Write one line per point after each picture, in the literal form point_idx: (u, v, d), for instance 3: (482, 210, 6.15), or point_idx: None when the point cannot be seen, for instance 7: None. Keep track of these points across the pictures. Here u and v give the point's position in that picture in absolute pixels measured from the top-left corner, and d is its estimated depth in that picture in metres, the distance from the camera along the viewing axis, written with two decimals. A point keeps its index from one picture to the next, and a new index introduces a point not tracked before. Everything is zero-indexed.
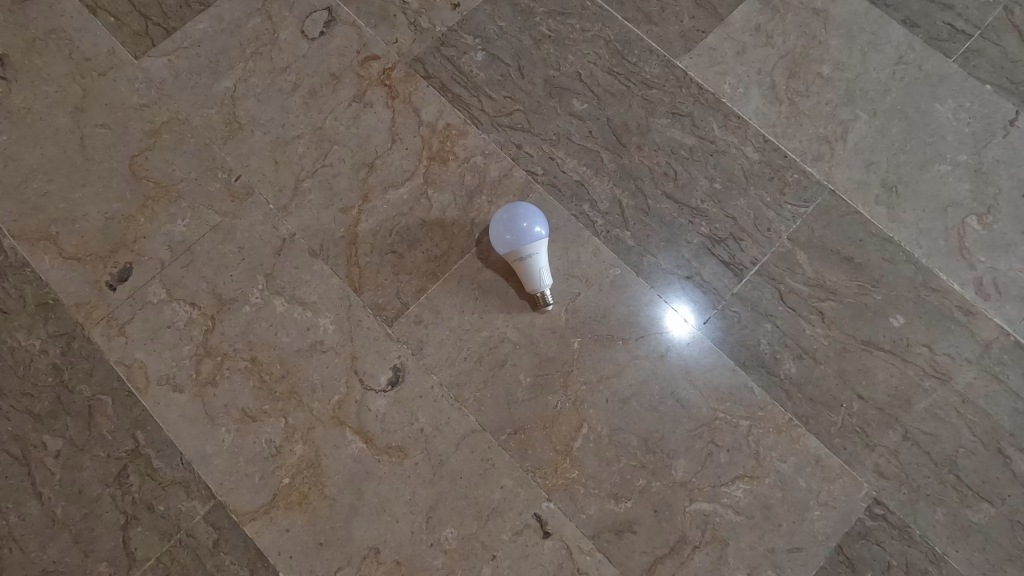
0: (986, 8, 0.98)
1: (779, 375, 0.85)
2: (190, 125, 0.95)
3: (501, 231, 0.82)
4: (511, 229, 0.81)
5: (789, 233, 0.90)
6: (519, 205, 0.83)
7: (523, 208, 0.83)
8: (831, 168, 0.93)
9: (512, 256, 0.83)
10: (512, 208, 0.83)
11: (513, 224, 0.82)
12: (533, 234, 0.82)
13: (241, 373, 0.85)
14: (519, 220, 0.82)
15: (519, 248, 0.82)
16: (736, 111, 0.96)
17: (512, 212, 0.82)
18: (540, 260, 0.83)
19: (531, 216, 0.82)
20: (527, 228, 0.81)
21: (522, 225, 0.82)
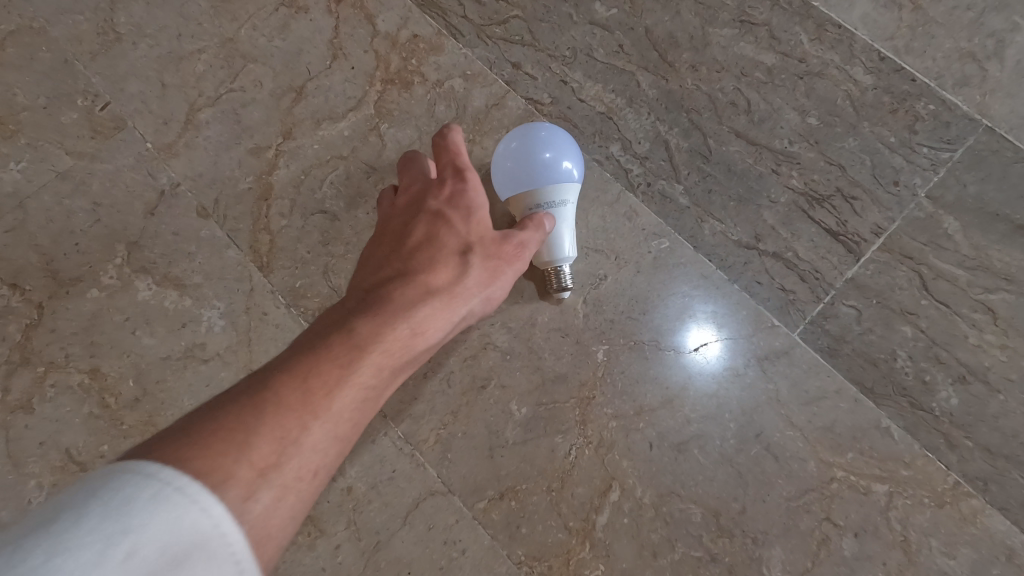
0: None
1: (932, 411, 0.52)
2: (46, 33, 0.66)
3: (508, 165, 0.52)
4: (524, 160, 0.51)
5: (928, 188, 0.59)
6: (539, 124, 0.53)
7: (546, 130, 0.53)
8: (985, 96, 0.61)
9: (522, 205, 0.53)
10: (528, 128, 0.53)
11: (527, 153, 0.52)
12: (557, 171, 0.51)
13: (71, 394, 0.54)
14: (538, 147, 0.52)
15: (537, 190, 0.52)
16: (834, 18, 0.64)
17: (529, 134, 0.52)
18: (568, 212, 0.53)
19: (557, 142, 0.52)
20: (549, 161, 0.51)
21: (543, 155, 0.51)
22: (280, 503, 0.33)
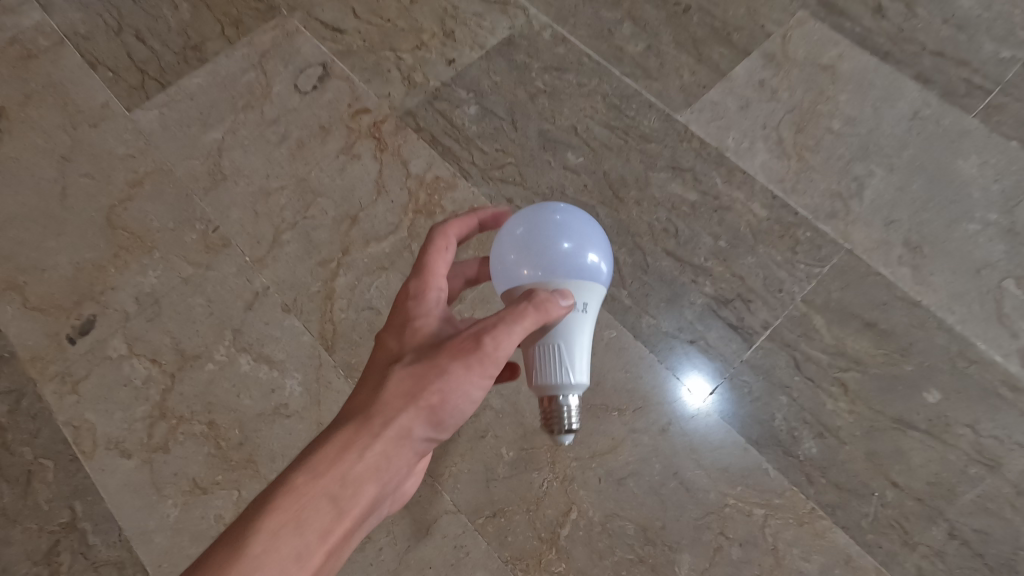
0: (1005, 65, 0.96)
1: (799, 456, 0.74)
2: (173, 174, 0.93)
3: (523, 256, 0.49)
4: (543, 254, 0.48)
5: (804, 294, 0.82)
6: (557, 214, 0.50)
7: (566, 220, 0.50)
8: (847, 225, 0.86)
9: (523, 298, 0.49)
10: (547, 217, 0.50)
11: (546, 241, 0.48)
12: (580, 262, 0.48)
13: (195, 439, 0.77)
14: (558, 237, 0.49)
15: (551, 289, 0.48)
16: (740, 165, 0.90)
17: (545, 224, 0.49)
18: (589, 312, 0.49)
19: (579, 233, 0.49)
20: (570, 252, 0.48)
21: (561, 246, 0.48)
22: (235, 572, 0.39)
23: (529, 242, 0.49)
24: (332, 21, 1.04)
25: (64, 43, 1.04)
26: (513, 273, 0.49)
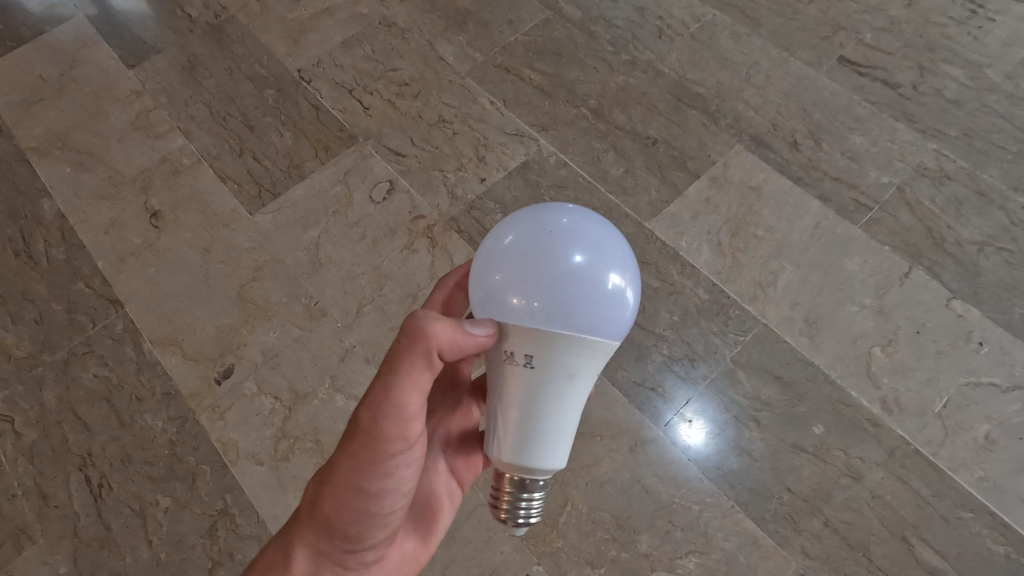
0: (883, 188, 1.32)
1: (724, 469, 1.07)
2: (285, 262, 1.30)
3: (540, 273, 0.55)
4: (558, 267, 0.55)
5: (732, 355, 1.17)
6: (565, 227, 0.57)
7: (574, 236, 0.56)
8: (765, 306, 1.21)
9: (507, 321, 0.57)
10: (558, 234, 0.56)
11: (558, 258, 0.55)
12: (588, 274, 0.55)
13: (306, 452, 1.11)
14: (569, 253, 0.55)
15: (545, 317, 0.55)
16: (690, 261, 1.26)
17: (557, 241, 0.56)
18: (583, 346, 0.57)
19: (587, 247, 0.56)
20: (579, 267, 0.55)
21: (571, 262, 0.55)
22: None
23: (523, 259, 0.56)
24: (396, 149, 1.44)
25: (202, 163, 1.43)
26: (499, 292, 0.57)
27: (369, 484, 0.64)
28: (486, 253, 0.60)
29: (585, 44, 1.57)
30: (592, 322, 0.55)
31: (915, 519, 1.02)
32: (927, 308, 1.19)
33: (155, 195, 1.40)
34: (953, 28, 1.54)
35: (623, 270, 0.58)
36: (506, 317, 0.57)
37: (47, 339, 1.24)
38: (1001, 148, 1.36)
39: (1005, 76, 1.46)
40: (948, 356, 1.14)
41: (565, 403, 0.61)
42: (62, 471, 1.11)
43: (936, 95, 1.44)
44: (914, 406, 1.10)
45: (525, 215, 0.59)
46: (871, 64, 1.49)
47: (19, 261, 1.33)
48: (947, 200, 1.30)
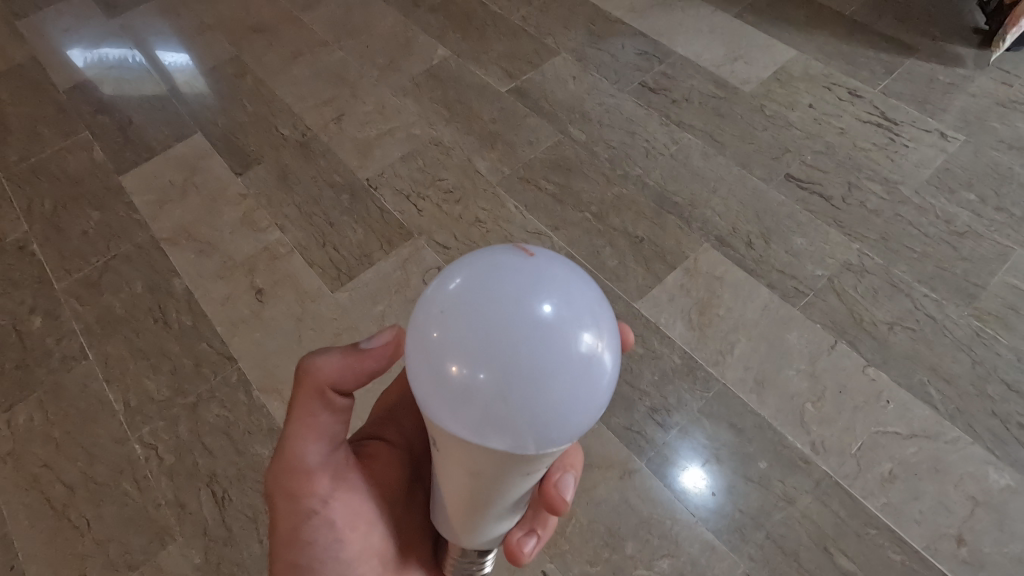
0: (817, 279, 1.72)
1: (690, 493, 1.43)
2: (358, 329, 1.71)
3: (489, 324, 0.51)
4: (509, 320, 0.51)
5: (698, 406, 1.54)
6: (519, 275, 0.54)
7: (531, 283, 0.53)
8: (724, 369, 1.59)
9: (447, 390, 0.53)
10: (510, 280, 0.53)
11: (509, 309, 0.51)
12: (544, 328, 0.51)
13: None
14: (523, 302, 0.51)
15: (487, 381, 0.51)
16: (668, 333, 1.65)
17: (511, 288, 0.52)
18: (539, 413, 0.52)
19: (545, 296, 0.52)
20: (534, 320, 0.51)
21: (523, 314, 0.51)
22: None
23: (472, 315, 0.52)
24: (442, 243, 1.87)
25: (294, 251, 1.87)
26: (438, 356, 0.53)
27: (286, 541, 0.86)
28: (429, 306, 0.57)
29: (588, 161, 2.02)
30: (548, 394, 0.51)
31: (833, 532, 1.37)
32: (848, 373, 1.56)
33: (258, 275, 1.83)
34: (875, 152, 1.98)
35: (598, 327, 0.55)
36: (447, 383, 0.53)
37: (180, 385, 1.65)
38: (909, 249, 1.76)
39: (915, 191, 1.88)
40: (862, 410, 1.51)
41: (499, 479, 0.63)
42: (196, 485, 1.50)
43: (860, 206, 1.86)
44: (834, 448, 1.46)
45: (478, 258, 0.57)
46: (810, 180, 1.93)
47: (157, 325, 1.75)
48: (866, 289, 1.70)
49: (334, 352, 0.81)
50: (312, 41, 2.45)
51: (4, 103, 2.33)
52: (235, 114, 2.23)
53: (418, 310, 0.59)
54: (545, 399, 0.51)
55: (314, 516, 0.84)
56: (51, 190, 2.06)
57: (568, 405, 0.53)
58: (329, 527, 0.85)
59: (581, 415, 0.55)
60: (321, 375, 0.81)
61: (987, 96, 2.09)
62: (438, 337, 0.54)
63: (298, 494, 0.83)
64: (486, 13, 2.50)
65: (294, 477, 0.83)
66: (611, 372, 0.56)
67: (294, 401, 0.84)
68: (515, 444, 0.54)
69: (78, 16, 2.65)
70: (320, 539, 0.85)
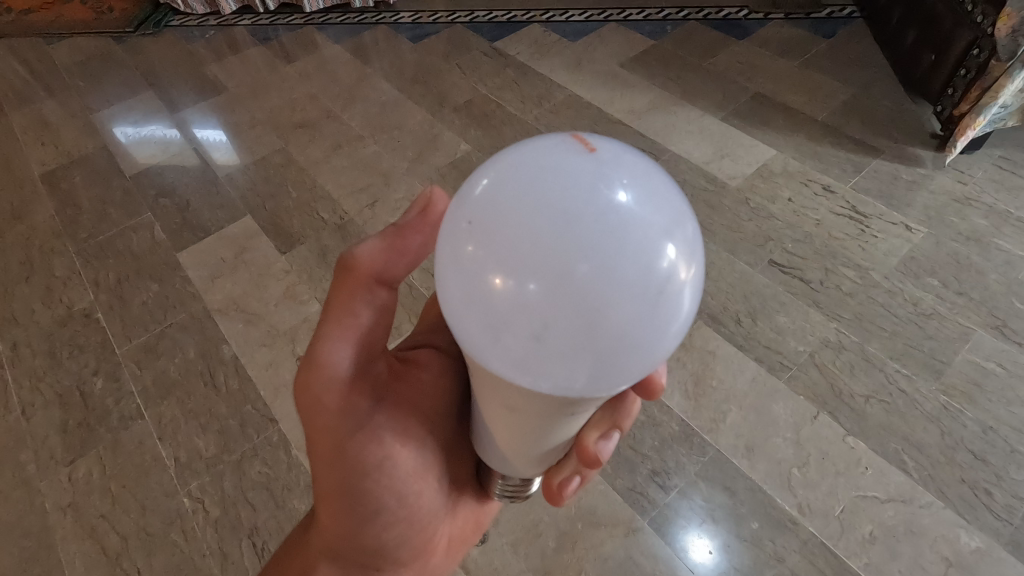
0: (800, 355, 1.93)
1: (690, 551, 1.57)
2: None
3: (546, 235, 0.53)
4: (570, 236, 0.52)
5: (695, 470, 1.70)
6: (578, 185, 0.54)
7: (591, 191, 0.53)
8: (718, 436, 1.76)
9: (496, 303, 0.56)
10: (568, 189, 0.54)
11: (570, 224, 0.52)
12: (609, 242, 0.52)
13: None
14: (583, 216, 0.52)
15: (539, 297, 0.53)
16: (667, 402, 1.84)
17: (569, 198, 0.53)
18: (598, 329, 0.54)
19: (608, 207, 0.53)
20: (598, 234, 0.52)
21: (582, 229, 0.52)
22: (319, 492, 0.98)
23: (523, 229, 0.53)
24: None
25: None
26: (485, 273, 0.56)
27: (332, 461, 0.92)
28: (475, 214, 0.58)
29: None
30: (611, 309, 0.53)
31: None
32: (829, 441, 1.74)
33: (299, 344, 2.04)
34: (848, 241, 2.23)
35: (670, 245, 0.55)
36: (495, 301, 0.56)
37: (226, 443, 1.82)
38: (882, 328, 1.98)
39: (884, 276, 2.12)
40: (843, 476, 1.67)
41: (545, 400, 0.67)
42: (239, 537, 1.65)
43: (836, 289, 2.09)
44: (819, 510, 1.62)
45: (525, 165, 0.58)
46: (791, 265, 2.17)
47: (207, 388, 1.95)
48: (844, 365, 1.90)
49: (372, 249, 0.83)
50: (350, 135, 2.79)
51: (77, 187, 2.64)
52: (281, 200, 2.53)
53: (460, 213, 0.61)
54: (606, 325, 0.54)
55: (360, 433, 0.91)
56: (116, 264, 2.33)
57: (631, 321, 0.55)
58: (375, 445, 0.93)
59: (646, 340, 0.57)
60: (362, 273, 0.84)
61: (946, 193, 2.38)
62: (485, 252, 0.56)
63: (343, 414, 0.89)
64: (503, 113, 2.86)
65: (336, 397, 0.87)
66: (686, 294, 0.58)
67: (326, 312, 0.85)
68: (568, 369, 0.57)
69: (145, 112, 3.02)
70: (367, 455, 0.92)
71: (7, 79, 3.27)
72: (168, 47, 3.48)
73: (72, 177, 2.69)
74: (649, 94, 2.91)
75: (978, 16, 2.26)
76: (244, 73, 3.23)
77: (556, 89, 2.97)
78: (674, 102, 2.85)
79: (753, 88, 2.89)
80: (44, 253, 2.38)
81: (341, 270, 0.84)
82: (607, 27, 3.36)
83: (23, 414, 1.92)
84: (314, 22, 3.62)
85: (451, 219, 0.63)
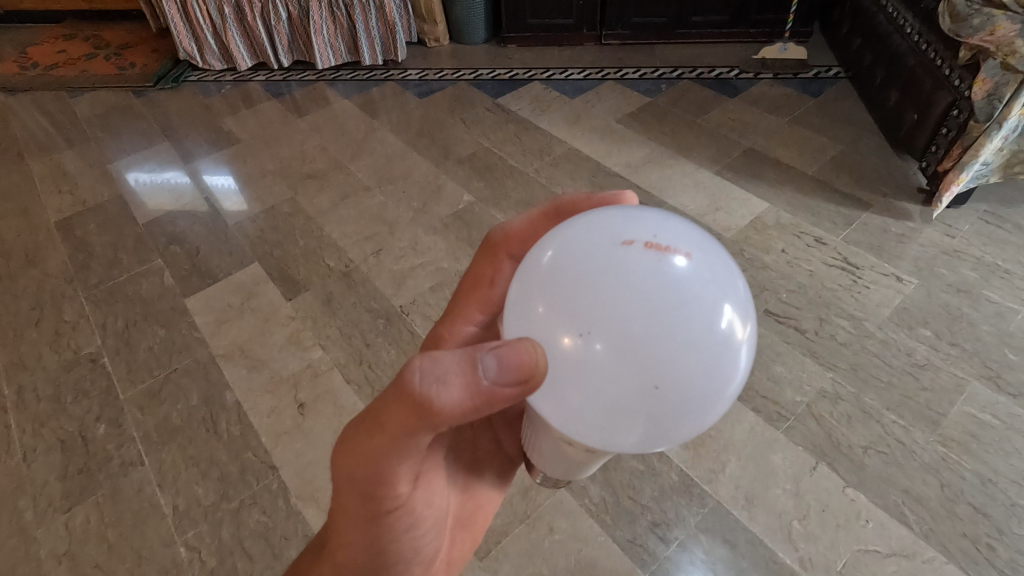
0: (797, 404, 1.95)
1: None
2: None
3: (616, 304, 0.58)
4: (638, 301, 0.57)
5: (696, 521, 1.70)
6: (642, 256, 0.60)
7: (654, 261, 0.59)
8: (718, 486, 1.76)
9: (567, 362, 0.60)
10: (630, 259, 0.59)
11: (636, 289, 0.58)
12: (672, 305, 0.57)
13: None
14: (648, 282, 0.58)
15: (609, 358, 0.58)
16: (666, 451, 1.85)
17: (634, 268, 0.59)
18: (667, 387, 0.58)
19: (669, 273, 0.58)
20: (663, 299, 0.57)
21: (647, 294, 0.57)
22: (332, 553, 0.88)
23: (591, 294, 0.59)
24: None
25: (334, 368, 2.13)
26: (554, 331, 0.61)
27: (359, 523, 0.83)
28: (542, 279, 0.64)
29: None
30: (677, 367, 0.57)
31: None
32: (830, 493, 1.73)
33: (302, 390, 2.07)
34: (841, 291, 2.28)
35: (726, 307, 0.60)
36: (565, 359, 0.60)
37: (225, 491, 1.82)
38: (877, 378, 2.00)
39: (878, 327, 2.15)
40: (844, 529, 1.66)
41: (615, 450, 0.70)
42: None
43: (831, 338, 2.13)
44: (821, 565, 1.60)
45: (588, 236, 0.64)
46: (786, 315, 2.22)
47: (209, 434, 1.96)
48: (842, 415, 1.91)
49: (454, 402, 0.64)
50: (357, 186, 2.89)
51: (90, 233, 2.72)
52: (288, 247, 2.60)
53: (529, 280, 0.67)
54: (669, 382, 0.57)
55: (401, 509, 0.82)
56: (125, 309, 2.37)
57: (696, 378, 0.58)
58: (416, 508, 0.85)
59: (709, 396, 0.60)
60: (436, 419, 0.66)
61: (935, 245, 2.45)
62: (558, 318, 0.61)
63: (390, 496, 0.79)
64: (505, 166, 2.97)
65: (386, 484, 0.77)
66: (744, 352, 0.62)
67: (390, 411, 0.70)
68: (637, 424, 0.60)
69: (160, 162, 3.13)
70: (405, 521, 0.85)
71: (30, 130, 3.41)
72: (186, 101, 3.64)
73: (87, 224, 2.77)
74: (645, 148, 3.03)
75: (955, 79, 2.42)
76: (257, 125, 3.38)
77: (556, 143, 3.09)
78: (669, 156, 2.97)
79: (745, 143, 3.02)
80: (55, 298, 2.43)
81: (409, 395, 0.66)
82: (604, 85, 3.52)
83: (24, 459, 1.93)
84: (325, 78, 3.80)
85: (519, 284, 0.69)
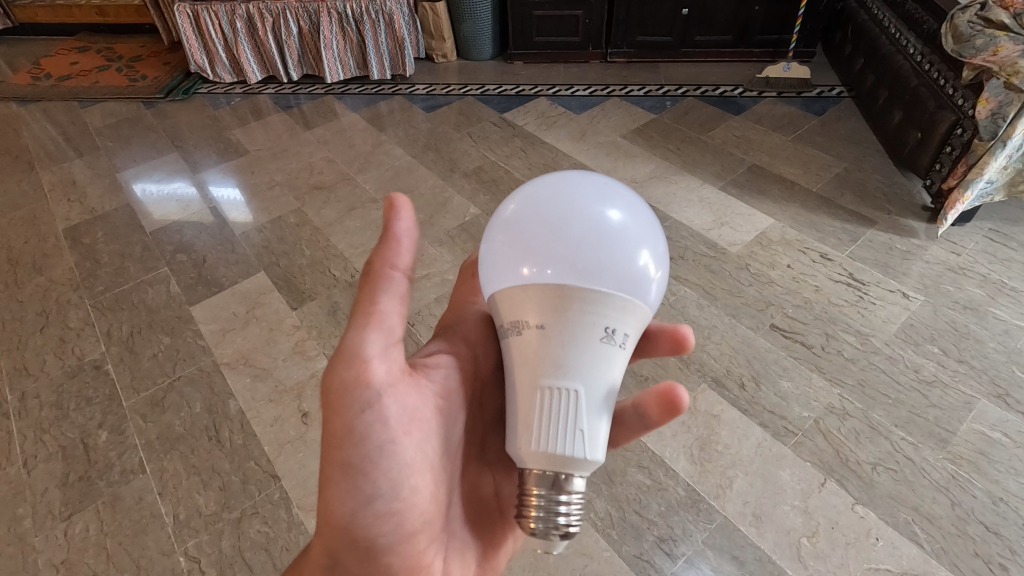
0: (804, 419, 1.93)
1: None
2: None
3: (559, 228, 0.75)
4: (572, 226, 0.74)
5: (703, 537, 1.67)
6: (573, 197, 0.78)
7: (584, 200, 0.77)
8: (725, 502, 1.74)
9: (526, 288, 0.75)
10: (565, 202, 0.77)
11: (570, 219, 0.75)
12: (598, 227, 0.74)
13: None
14: (581, 214, 0.76)
15: (557, 275, 0.73)
16: (673, 466, 1.84)
17: (568, 206, 0.76)
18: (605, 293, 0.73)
19: (595, 207, 0.76)
20: (589, 223, 0.75)
21: (580, 222, 0.75)
22: (322, 514, 0.84)
23: (539, 229, 0.75)
24: None
25: None
26: (517, 266, 0.76)
27: (342, 441, 0.80)
28: (503, 233, 0.80)
29: None
30: (609, 278, 0.73)
31: None
32: (839, 511, 1.71)
33: (306, 400, 2.05)
34: (848, 307, 2.28)
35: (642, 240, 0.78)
36: (526, 286, 0.75)
37: (227, 501, 1.80)
38: (884, 394, 1.99)
39: (885, 343, 2.15)
40: (853, 547, 1.64)
41: (584, 354, 0.74)
42: None
43: (837, 353, 2.12)
44: None
45: (534, 195, 0.81)
46: (792, 330, 2.21)
47: (210, 443, 1.95)
48: (849, 431, 1.90)
49: (378, 251, 0.78)
50: (364, 198, 2.91)
51: (97, 242, 2.73)
52: (294, 256, 2.61)
53: (492, 238, 0.82)
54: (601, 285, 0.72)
55: (376, 409, 0.81)
56: (129, 317, 2.37)
57: (625, 285, 0.74)
58: (390, 423, 0.82)
59: (638, 304, 0.76)
60: (379, 276, 0.78)
61: (939, 262, 2.45)
62: (515, 249, 0.77)
63: (361, 389, 0.79)
64: (511, 180, 2.99)
65: (355, 376, 0.78)
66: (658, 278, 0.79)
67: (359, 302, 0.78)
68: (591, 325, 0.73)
69: (168, 172, 3.16)
70: (386, 436, 0.82)
71: (40, 140, 3.44)
72: (195, 112, 3.68)
73: (94, 232, 2.79)
74: (650, 163, 3.05)
75: (958, 99, 2.44)
76: (265, 137, 3.41)
77: (562, 157, 3.12)
78: (674, 172, 2.99)
79: (750, 160, 3.04)
80: (61, 305, 2.43)
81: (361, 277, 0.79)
82: (610, 102, 3.56)
83: (24, 467, 1.91)
84: (333, 91, 3.84)
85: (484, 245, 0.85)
